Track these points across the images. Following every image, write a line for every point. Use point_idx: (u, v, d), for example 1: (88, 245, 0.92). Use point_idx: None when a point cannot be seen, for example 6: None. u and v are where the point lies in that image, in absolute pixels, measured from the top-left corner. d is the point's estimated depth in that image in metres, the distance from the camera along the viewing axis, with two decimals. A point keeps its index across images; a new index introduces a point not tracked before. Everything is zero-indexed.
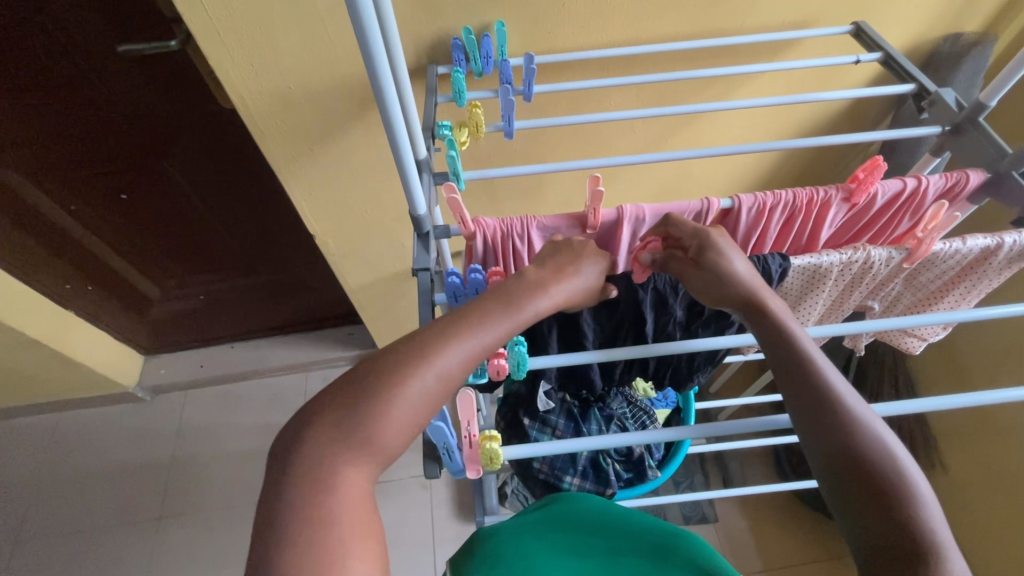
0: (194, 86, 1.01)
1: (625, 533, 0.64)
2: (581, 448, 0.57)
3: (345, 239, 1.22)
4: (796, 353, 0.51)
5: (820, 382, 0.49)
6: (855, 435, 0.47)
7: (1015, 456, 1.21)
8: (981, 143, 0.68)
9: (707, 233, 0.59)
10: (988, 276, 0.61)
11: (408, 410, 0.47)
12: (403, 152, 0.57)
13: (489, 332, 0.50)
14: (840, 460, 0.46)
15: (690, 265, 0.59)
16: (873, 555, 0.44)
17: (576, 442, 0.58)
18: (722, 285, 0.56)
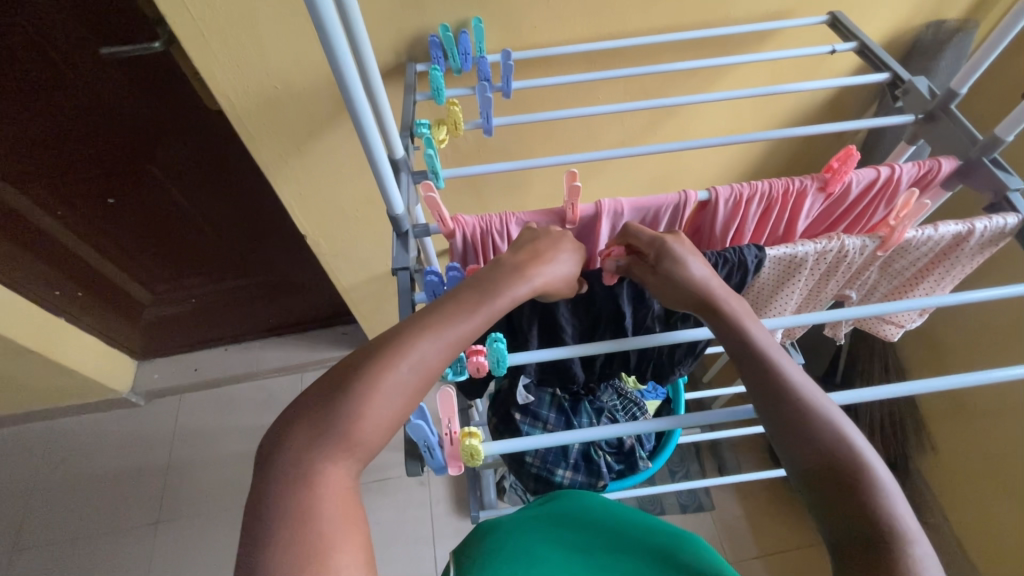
0: (177, 90, 1.01)
1: (623, 528, 0.65)
2: (566, 440, 0.59)
3: (335, 239, 1.22)
4: (759, 355, 0.53)
5: (779, 379, 0.51)
6: (818, 433, 0.49)
7: (1002, 438, 1.23)
8: (954, 130, 0.69)
9: (665, 239, 0.59)
10: (961, 261, 0.62)
11: (389, 407, 0.48)
12: (379, 152, 0.57)
13: (466, 329, 0.51)
14: (805, 458, 0.49)
15: (649, 271, 0.59)
16: (840, 543, 0.47)
17: (558, 436, 0.60)
18: (683, 291, 0.57)
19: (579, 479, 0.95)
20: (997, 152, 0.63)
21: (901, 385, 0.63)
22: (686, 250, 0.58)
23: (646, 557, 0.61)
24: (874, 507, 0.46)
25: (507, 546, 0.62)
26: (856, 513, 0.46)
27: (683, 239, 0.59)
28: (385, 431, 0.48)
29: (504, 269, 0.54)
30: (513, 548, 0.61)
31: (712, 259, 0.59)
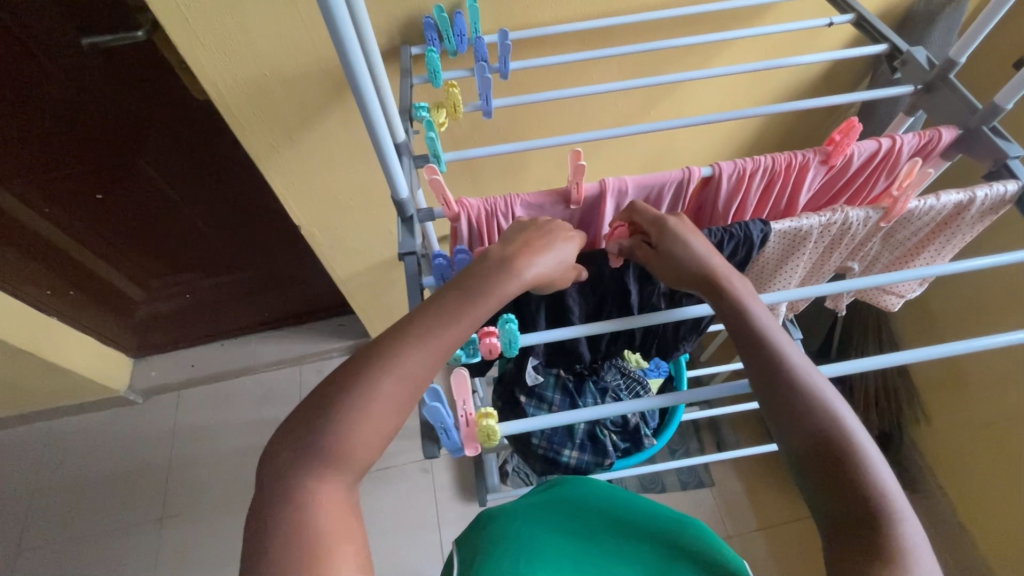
0: (164, 79, 0.99)
1: (624, 513, 0.66)
2: (578, 419, 0.59)
3: (331, 229, 1.21)
4: (758, 335, 0.53)
5: (776, 357, 0.52)
6: (812, 410, 0.50)
7: (995, 405, 1.26)
8: (953, 100, 0.69)
9: (665, 219, 0.59)
10: (962, 230, 0.63)
11: (402, 392, 0.48)
12: (381, 135, 0.56)
13: (477, 312, 0.51)
14: (800, 437, 0.49)
15: (651, 253, 0.59)
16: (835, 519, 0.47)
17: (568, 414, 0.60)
18: (686, 270, 0.57)
19: (587, 459, 0.96)
20: (995, 121, 0.64)
21: (903, 353, 0.65)
22: (687, 228, 0.57)
23: (648, 542, 0.62)
24: (872, 487, 0.46)
25: (511, 533, 0.62)
26: (854, 493, 0.46)
27: (682, 218, 0.59)
28: (400, 416, 0.48)
29: (515, 251, 0.55)
30: (516, 536, 0.62)
31: (719, 234, 0.59)
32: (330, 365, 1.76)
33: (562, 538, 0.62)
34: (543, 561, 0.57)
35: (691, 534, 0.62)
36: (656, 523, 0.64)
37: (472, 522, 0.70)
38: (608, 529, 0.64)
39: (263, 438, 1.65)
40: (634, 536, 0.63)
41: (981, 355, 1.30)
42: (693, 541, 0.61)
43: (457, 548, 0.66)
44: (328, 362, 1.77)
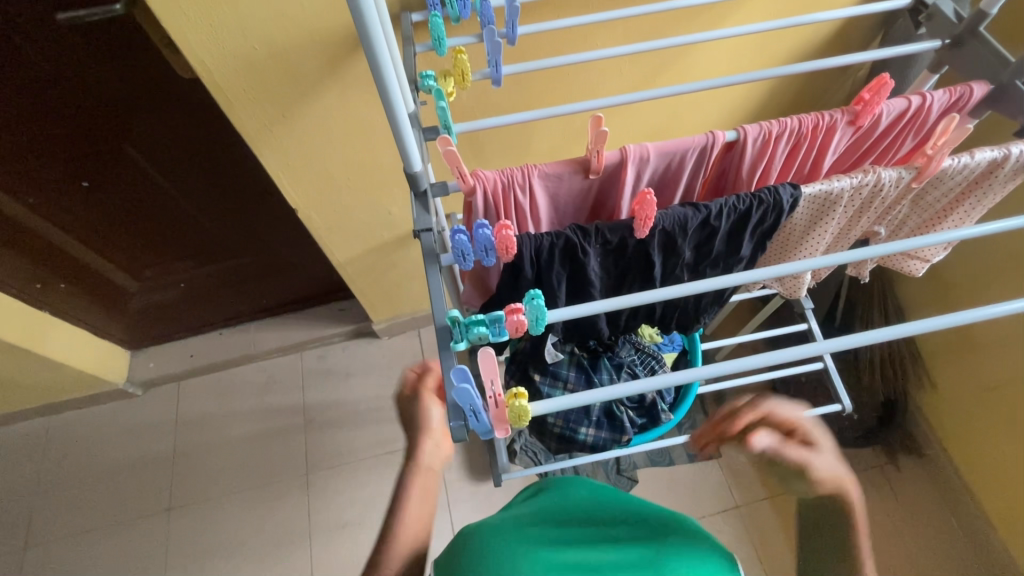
0: (146, 54, 0.93)
1: (619, 520, 0.68)
2: (619, 394, 0.53)
3: (328, 211, 1.17)
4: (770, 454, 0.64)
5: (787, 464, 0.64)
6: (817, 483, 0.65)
7: (1001, 367, 1.27)
8: (983, 54, 0.66)
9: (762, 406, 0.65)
10: (993, 190, 0.61)
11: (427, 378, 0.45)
12: (396, 104, 0.52)
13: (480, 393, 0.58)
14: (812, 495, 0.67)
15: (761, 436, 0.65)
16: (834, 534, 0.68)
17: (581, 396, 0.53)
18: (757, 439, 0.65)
19: (606, 436, 0.97)
20: None
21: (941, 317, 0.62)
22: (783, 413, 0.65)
23: (647, 540, 0.63)
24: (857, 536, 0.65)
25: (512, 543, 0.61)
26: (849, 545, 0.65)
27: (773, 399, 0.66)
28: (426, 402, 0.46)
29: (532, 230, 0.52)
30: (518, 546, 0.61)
31: (748, 200, 0.57)
32: (332, 350, 1.73)
33: (563, 546, 0.62)
34: (549, 570, 0.57)
35: (687, 533, 0.64)
36: (654, 525, 0.66)
37: (449, 543, 0.66)
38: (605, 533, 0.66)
39: (267, 426, 1.63)
40: (631, 538, 0.64)
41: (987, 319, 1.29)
42: (690, 541, 0.63)
43: (451, 551, 0.64)
44: (329, 348, 1.74)
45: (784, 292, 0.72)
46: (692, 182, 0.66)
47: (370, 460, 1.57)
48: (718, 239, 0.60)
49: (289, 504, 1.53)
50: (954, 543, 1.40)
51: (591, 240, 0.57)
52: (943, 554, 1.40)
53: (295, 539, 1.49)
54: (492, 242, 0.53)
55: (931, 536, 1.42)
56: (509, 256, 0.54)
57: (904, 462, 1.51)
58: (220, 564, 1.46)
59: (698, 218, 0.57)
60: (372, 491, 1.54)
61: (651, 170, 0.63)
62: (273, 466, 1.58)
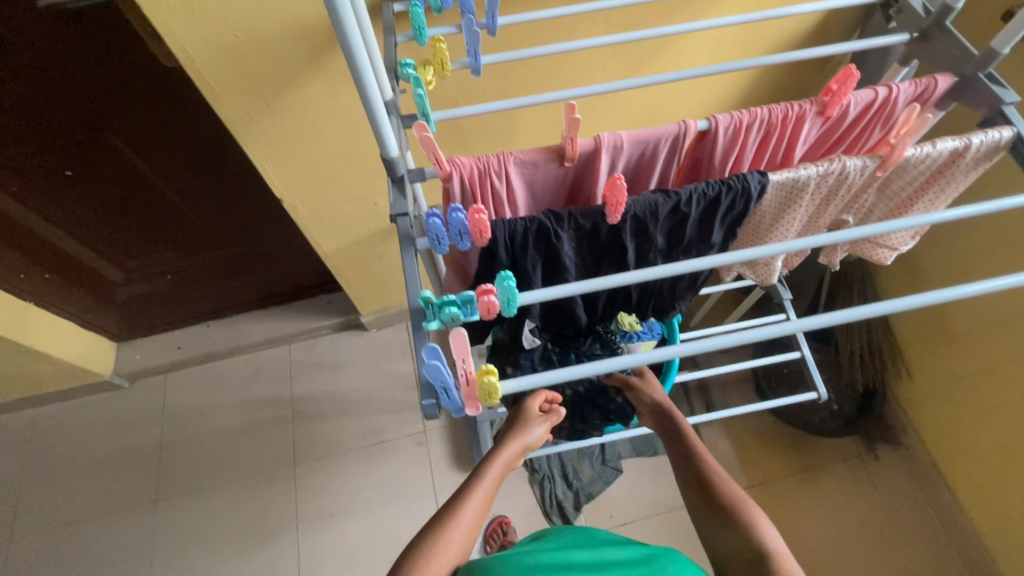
0: (129, 44, 0.94)
1: (614, 546, 0.80)
2: (600, 369, 0.56)
3: (314, 201, 1.17)
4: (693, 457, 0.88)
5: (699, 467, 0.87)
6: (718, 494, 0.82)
7: (975, 357, 1.30)
8: (948, 47, 0.68)
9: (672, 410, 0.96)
10: (956, 178, 0.63)
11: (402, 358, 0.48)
12: (371, 91, 0.53)
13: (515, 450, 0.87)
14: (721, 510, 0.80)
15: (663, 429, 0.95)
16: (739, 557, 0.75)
17: (552, 374, 0.56)
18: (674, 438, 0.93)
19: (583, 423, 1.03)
20: (991, 67, 0.63)
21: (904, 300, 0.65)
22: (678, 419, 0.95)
23: (635, 565, 0.75)
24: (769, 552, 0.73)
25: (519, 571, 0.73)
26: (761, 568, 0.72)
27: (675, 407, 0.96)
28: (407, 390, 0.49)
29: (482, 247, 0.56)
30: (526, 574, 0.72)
31: (717, 187, 0.58)
32: (320, 342, 1.74)
33: (562, 568, 0.74)
34: None
35: (670, 559, 0.76)
36: (643, 552, 0.77)
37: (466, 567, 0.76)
38: (601, 556, 0.77)
39: (255, 418, 1.63)
40: (623, 562, 0.76)
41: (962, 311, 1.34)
42: (671, 568, 0.74)
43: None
44: (318, 340, 1.74)
45: (756, 278, 0.74)
46: (666, 170, 0.67)
47: (358, 451, 1.58)
48: (689, 225, 0.61)
49: (276, 495, 1.54)
50: (931, 530, 1.44)
51: (564, 225, 0.58)
52: (919, 540, 1.43)
53: (283, 529, 1.50)
54: (466, 226, 0.54)
55: (909, 523, 1.45)
56: (483, 241, 0.56)
57: (883, 452, 1.54)
58: (208, 554, 1.47)
59: (668, 203, 0.59)
60: (359, 481, 1.55)
61: (625, 158, 0.64)
62: (260, 458, 1.58)
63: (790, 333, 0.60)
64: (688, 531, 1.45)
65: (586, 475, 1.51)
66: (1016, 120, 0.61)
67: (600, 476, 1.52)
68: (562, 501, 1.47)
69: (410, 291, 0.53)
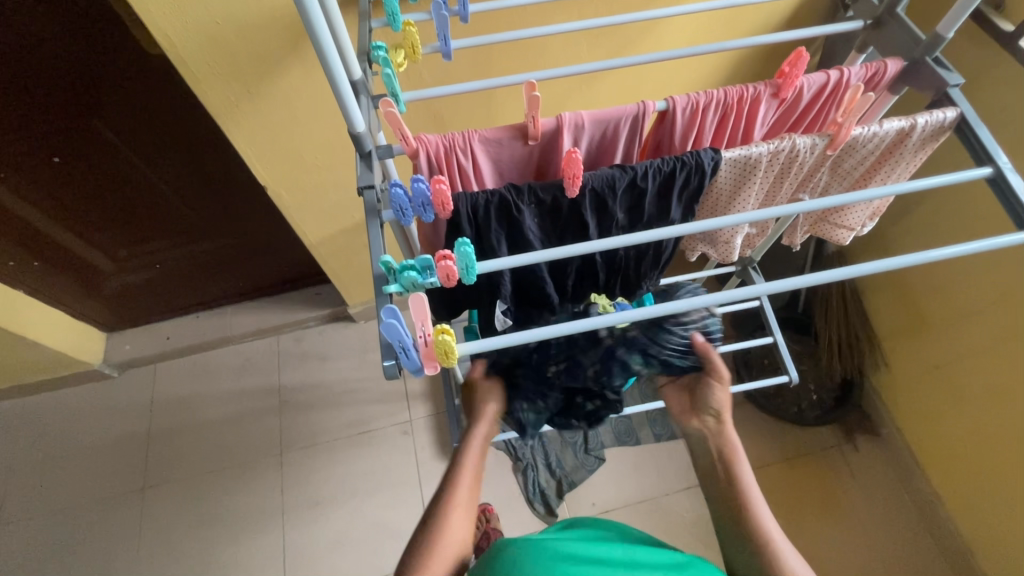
0: (114, 32, 0.96)
1: (645, 548, 0.74)
2: (559, 332, 0.58)
3: (298, 189, 1.19)
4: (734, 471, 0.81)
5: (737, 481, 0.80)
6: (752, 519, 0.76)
7: (939, 348, 1.33)
8: (900, 34, 0.70)
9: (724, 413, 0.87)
10: (904, 157, 0.66)
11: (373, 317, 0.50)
12: (335, 67, 0.55)
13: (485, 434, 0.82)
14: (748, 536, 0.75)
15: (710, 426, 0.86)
16: None
17: (510, 338, 0.58)
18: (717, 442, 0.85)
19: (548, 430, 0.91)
20: (938, 51, 0.66)
21: (874, 262, 0.64)
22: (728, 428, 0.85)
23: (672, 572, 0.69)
24: None
25: (553, 561, 0.66)
26: None
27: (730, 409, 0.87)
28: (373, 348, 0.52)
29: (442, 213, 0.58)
30: (560, 566, 0.65)
31: (672, 162, 0.61)
32: (308, 334, 1.76)
33: (595, 563, 0.67)
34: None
35: (703, 569, 0.71)
36: (676, 560, 0.72)
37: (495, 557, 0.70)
38: (635, 559, 0.70)
39: (243, 408, 1.65)
40: (658, 567, 0.70)
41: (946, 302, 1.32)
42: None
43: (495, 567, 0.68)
44: (306, 331, 1.76)
45: (718, 257, 0.76)
46: (629, 151, 0.69)
47: (344, 440, 1.60)
48: (647, 200, 0.63)
49: (262, 483, 1.55)
50: (906, 518, 1.46)
51: (526, 198, 0.61)
52: (895, 527, 1.45)
53: (269, 516, 1.51)
54: (428, 197, 0.56)
55: (886, 512, 1.47)
56: (446, 213, 0.58)
57: (861, 441, 1.56)
58: (196, 541, 1.49)
59: (625, 178, 0.61)
60: (345, 470, 1.56)
61: (588, 137, 0.67)
62: (247, 446, 1.60)
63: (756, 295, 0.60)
64: (669, 518, 1.47)
65: (569, 464, 1.53)
66: (960, 101, 0.64)
67: (583, 464, 1.54)
68: (545, 489, 1.49)
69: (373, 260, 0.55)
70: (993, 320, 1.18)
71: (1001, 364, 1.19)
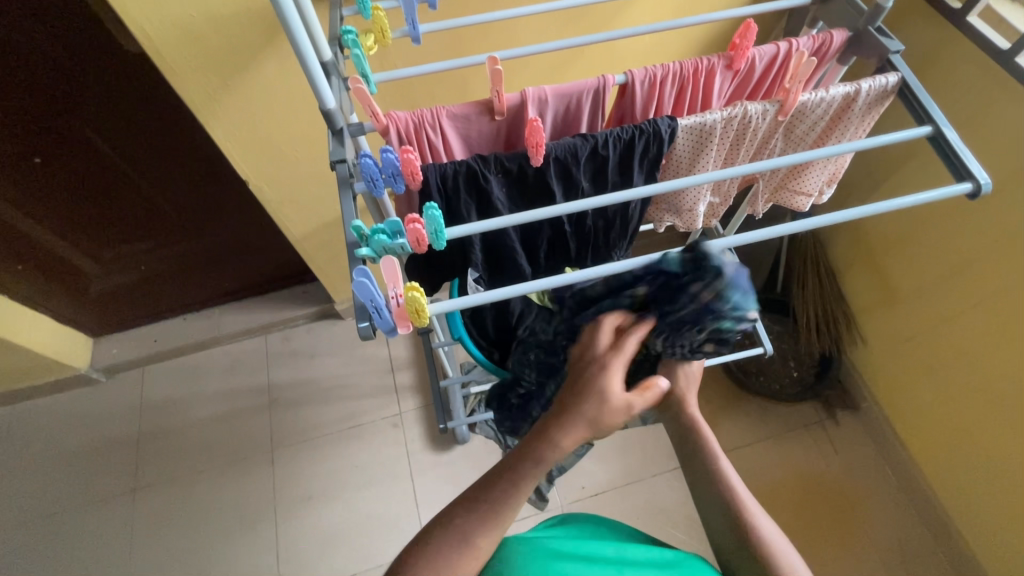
0: (92, 30, 0.99)
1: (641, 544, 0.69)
2: (529, 291, 0.61)
3: (279, 183, 1.21)
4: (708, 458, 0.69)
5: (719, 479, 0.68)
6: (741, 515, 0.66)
7: (909, 320, 1.37)
8: (844, 7, 0.75)
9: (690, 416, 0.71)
10: (853, 121, 0.70)
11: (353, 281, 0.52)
12: (304, 45, 0.59)
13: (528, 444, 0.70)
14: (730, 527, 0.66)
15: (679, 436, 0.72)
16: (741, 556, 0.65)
17: (481, 298, 0.60)
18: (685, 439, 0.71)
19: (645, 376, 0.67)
20: (879, 21, 0.70)
21: (833, 214, 0.68)
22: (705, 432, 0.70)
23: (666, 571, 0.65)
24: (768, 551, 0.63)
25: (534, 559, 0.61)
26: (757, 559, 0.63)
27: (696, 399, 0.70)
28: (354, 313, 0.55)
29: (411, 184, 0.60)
30: (544, 564, 0.60)
31: (631, 130, 0.64)
32: (296, 332, 1.77)
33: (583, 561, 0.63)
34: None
35: (698, 570, 0.67)
36: (669, 557, 0.68)
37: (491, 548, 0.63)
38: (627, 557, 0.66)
39: (233, 407, 1.66)
40: (651, 567, 0.66)
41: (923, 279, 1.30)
42: None
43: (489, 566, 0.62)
44: (294, 329, 1.77)
45: (684, 226, 0.79)
46: (593, 125, 0.72)
47: (335, 435, 1.61)
48: (610, 168, 0.67)
49: (254, 479, 1.56)
50: (888, 489, 1.50)
51: (493, 167, 0.64)
52: (878, 498, 1.49)
53: (261, 514, 1.52)
54: (397, 167, 0.58)
55: (869, 484, 1.51)
56: (416, 182, 0.60)
57: (841, 417, 1.59)
58: (188, 539, 1.49)
59: (587, 147, 0.64)
60: (337, 464, 1.57)
61: (553, 112, 0.70)
62: (238, 445, 1.61)
63: (720, 249, 0.64)
64: (659, 499, 1.49)
65: None
66: (901, 67, 0.68)
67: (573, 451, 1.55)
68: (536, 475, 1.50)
69: (346, 226, 0.58)
70: (958, 288, 1.22)
71: (969, 332, 1.22)
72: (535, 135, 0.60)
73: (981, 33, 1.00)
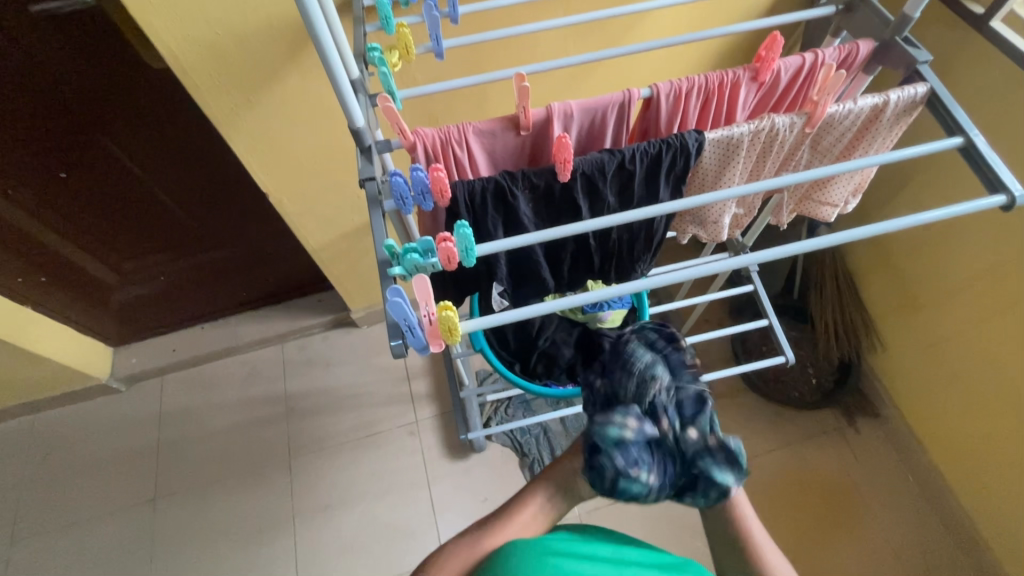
0: (114, 43, 1.00)
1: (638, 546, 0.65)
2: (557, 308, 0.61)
3: (298, 195, 1.22)
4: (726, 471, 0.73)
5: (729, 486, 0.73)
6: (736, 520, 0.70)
7: (928, 325, 1.35)
8: (870, 17, 0.74)
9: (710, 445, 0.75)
10: (881, 131, 0.70)
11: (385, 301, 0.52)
12: (334, 65, 0.59)
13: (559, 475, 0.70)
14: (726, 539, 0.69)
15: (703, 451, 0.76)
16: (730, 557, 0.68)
17: (505, 317, 0.59)
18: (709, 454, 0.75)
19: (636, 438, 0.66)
20: (906, 32, 0.70)
21: (860, 227, 0.68)
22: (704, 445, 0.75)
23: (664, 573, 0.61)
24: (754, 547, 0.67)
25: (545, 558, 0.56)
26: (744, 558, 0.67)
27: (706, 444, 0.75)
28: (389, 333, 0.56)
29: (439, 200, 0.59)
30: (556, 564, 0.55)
31: (657, 145, 0.64)
32: (312, 341, 1.78)
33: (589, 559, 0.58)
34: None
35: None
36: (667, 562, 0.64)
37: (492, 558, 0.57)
38: (624, 557, 0.62)
39: (250, 415, 1.67)
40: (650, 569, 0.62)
41: (945, 285, 1.29)
42: None
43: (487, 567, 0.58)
44: (310, 338, 1.78)
45: (708, 238, 0.79)
46: (617, 138, 0.72)
47: (351, 443, 1.61)
48: (635, 183, 0.66)
49: (271, 487, 1.57)
50: (912, 497, 1.47)
51: (520, 183, 0.64)
52: (901, 508, 1.46)
53: (279, 522, 1.52)
54: (427, 185, 0.58)
55: (891, 492, 1.48)
56: (445, 200, 0.60)
57: (862, 424, 1.57)
58: (209, 548, 1.50)
59: (613, 163, 0.64)
60: (353, 473, 1.58)
61: (578, 126, 0.70)
62: (256, 452, 1.62)
63: (749, 264, 0.63)
64: (677, 508, 1.47)
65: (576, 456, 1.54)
66: (929, 77, 0.68)
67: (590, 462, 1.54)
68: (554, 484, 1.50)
69: (377, 244, 0.59)
70: (978, 295, 1.21)
71: (992, 339, 1.21)
72: (563, 150, 0.60)
73: (1004, 37, 0.98)
